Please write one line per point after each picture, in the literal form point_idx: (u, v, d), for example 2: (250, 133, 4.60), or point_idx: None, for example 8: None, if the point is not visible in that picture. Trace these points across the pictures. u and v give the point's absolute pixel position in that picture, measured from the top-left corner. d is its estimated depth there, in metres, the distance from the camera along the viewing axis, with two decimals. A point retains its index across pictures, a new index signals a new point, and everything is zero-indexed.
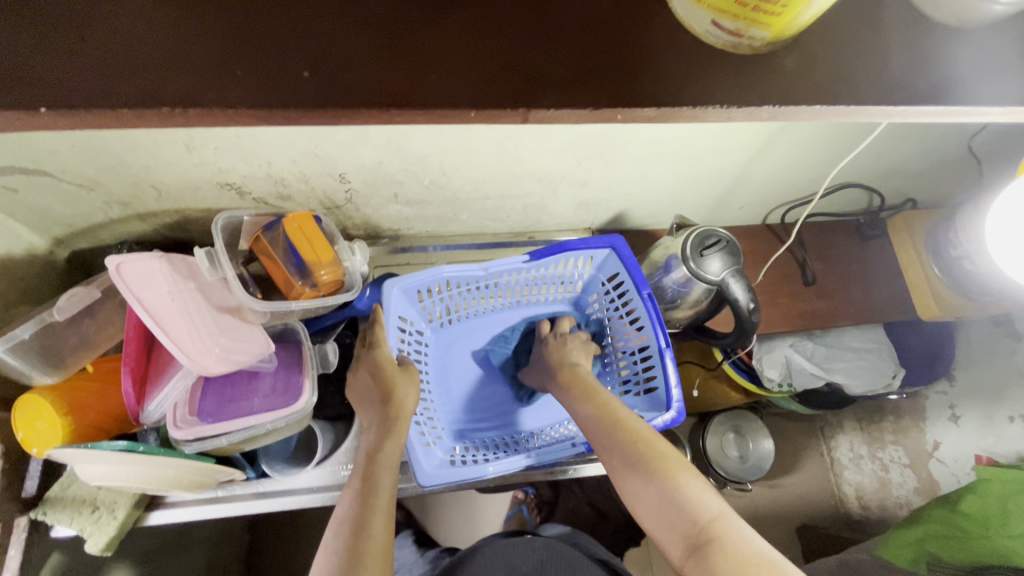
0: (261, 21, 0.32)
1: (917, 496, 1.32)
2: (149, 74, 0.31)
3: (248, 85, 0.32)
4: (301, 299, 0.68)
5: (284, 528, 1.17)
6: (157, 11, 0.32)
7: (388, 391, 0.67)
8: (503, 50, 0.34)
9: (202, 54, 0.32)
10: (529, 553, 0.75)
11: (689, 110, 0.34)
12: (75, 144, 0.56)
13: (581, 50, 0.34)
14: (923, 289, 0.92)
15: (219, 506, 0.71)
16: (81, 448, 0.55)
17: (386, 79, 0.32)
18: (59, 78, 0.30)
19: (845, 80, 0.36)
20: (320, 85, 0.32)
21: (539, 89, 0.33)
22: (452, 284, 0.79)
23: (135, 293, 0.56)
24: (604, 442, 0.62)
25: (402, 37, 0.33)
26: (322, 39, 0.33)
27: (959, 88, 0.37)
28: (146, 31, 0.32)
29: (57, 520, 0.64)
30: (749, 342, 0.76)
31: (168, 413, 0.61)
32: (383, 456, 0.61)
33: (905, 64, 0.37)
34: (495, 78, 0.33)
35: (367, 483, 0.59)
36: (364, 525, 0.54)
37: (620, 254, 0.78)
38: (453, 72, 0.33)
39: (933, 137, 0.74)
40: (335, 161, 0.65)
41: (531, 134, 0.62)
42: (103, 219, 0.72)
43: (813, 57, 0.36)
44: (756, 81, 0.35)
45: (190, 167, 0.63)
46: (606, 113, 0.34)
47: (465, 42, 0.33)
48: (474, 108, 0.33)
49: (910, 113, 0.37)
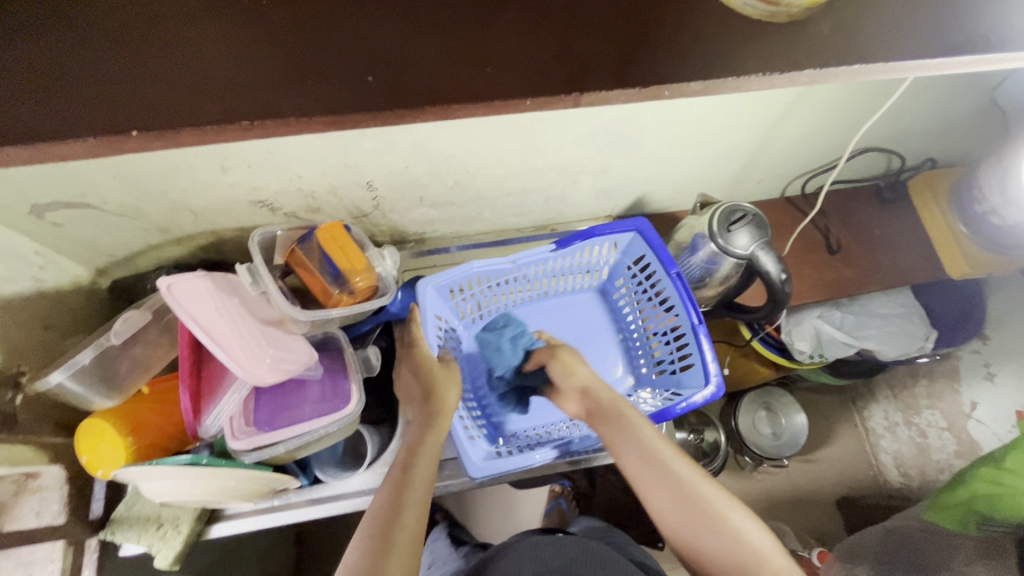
0: (315, 31, 0.34)
1: (957, 458, 1.27)
2: (220, 92, 0.33)
3: (298, 94, 0.33)
4: (339, 306, 0.70)
5: (331, 536, 1.19)
6: (217, 39, 0.34)
7: (434, 386, 0.68)
8: (551, 40, 0.35)
9: (257, 72, 0.33)
10: (558, 551, 0.74)
11: (733, 80, 0.35)
12: (117, 173, 0.58)
13: (616, 32, 0.35)
14: (950, 248, 0.91)
15: (275, 514, 0.72)
16: (149, 466, 0.58)
17: (439, 78, 0.34)
18: (147, 104, 0.32)
19: (882, 40, 0.37)
20: (382, 87, 0.34)
21: (590, 74, 0.34)
22: (482, 279, 0.81)
23: (186, 310, 0.58)
24: (661, 470, 0.62)
25: (445, 34, 0.35)
26: (367, 41, 0.34)
27: (994, 37, 0.37)
28: (215, 54, 0.33)
29: (126, 539, 0.66)
30: (782, 313, 0.76)
31: (225, 425, 0.63)
32: (427, 452, 0.62)
33: (939, 20, 0.37)
34: (546, 65, 0.34)
35: (406, 474, 0.60)
36: (397, 514, 0.55)
37: (646, 237, 0.79)
38: (503, 64, 0.34)
39: (951, 93, 0.74)
40: (362, 170, 0.67)
41: (554, 123, 0.64)
42: (142, 245, 0.74)
43: (847, 20, 0.37)
44: (794, 45, 0.36)
45: (225, 188, 0.65)
46: (650, 91, 0.34)
47: (503, 36, 0.35)
48: (530, 96, 0.34)
49: (951, 63, 0.37)
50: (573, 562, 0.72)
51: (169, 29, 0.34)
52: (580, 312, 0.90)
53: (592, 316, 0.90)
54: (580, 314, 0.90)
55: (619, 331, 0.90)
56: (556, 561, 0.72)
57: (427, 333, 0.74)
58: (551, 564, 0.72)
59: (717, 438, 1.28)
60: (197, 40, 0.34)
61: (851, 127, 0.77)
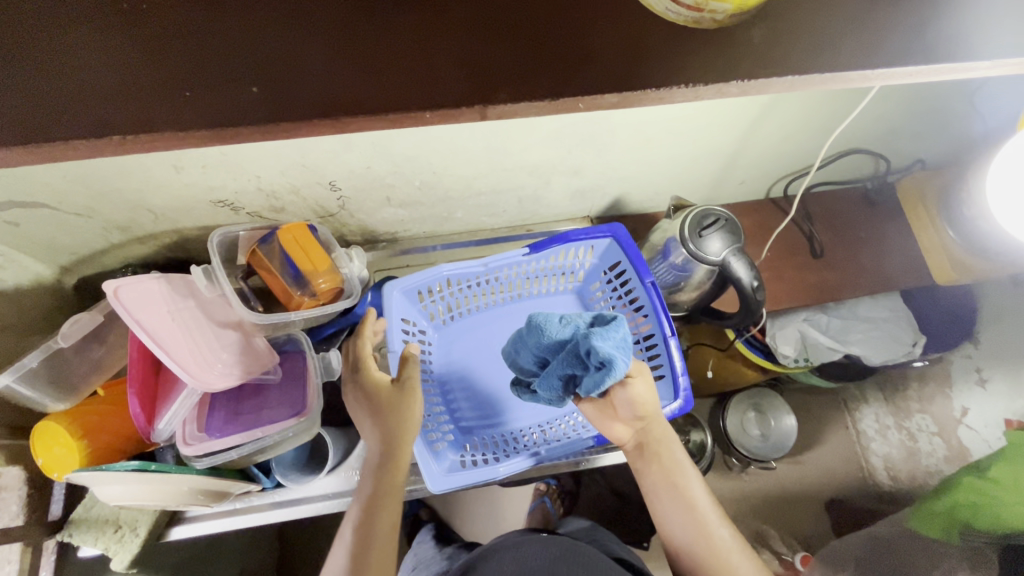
0: (218, 41, 0.35)
1: (946, 465, 1.26)
2: (121, 99, 0.34)
3: (187, 107, 0.35)
4: (300, 310, 0.69)
5: (313, 533, 1.19)
6: (118, 48, 0.35)
7: (394, 413, 0.63)
8: (453, 48, 0.36)
9: (146, 79, 0.35)
10: (541, 551, 0.68)
11: (656, 91, 0.36)
12: (66, 174, 0.56)
13: (526, 42, 0.36)
14: (936, 251, 0.89)
15: (237, 517, 0.72)
16: (97, 470, 0.57)
17: (365, 86, 0.35)
18: (85, 114, 0.34)
19: (815, 49, 0.37)
20: (265, 97, 0.35)
21: (493, 87, 0.35)
22: (452, 282, 0.79)
23: (133, 315, 0.57)
24: (689, 514, 0.66)
25: (350, 38, 0.36)
26: (272, 49, 0.36)
27: (934, 49, 0.38)
28: (143, 64, 0.35)
29: (84, 541, 0.66)
30: (758, 319, 0.74)
31: (177, 429, 0.63)
32: (393, 486, 0.61)
33: (877, 32, 0.38)
34: (451, 76, 0.36)
35: (376, 513, 0.59)
36: (366, 559, 0.56)
37: (619, 241, 0.77)
38: (403, 73, 0.36)
39: (937, 96, 0.71)
40: (322, 170, 0.65)
41: (520, 127, 0.62)
42: (105, 244, 0.73)
43: (777, 29, 0.38)
44: (723, 54, 0.37)
45: (181, 188, 0.64)
46: (566, 103, 0.36)
47: (404, 44, 0.36)
48: (427, 109, 0.35)
49: (892, 74, 0.38)
50: (558, 559, 0.66)
51: (104, 43, 0.35)
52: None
53: None
54: None
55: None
56: (538, 560, 0.66)
57: (391, 338, 0.73)
58: (533, 564, 0.65)
59: (704, 440, 1.26)
60: (128, 50, 0.35)
61: (833, 129, 0.74)
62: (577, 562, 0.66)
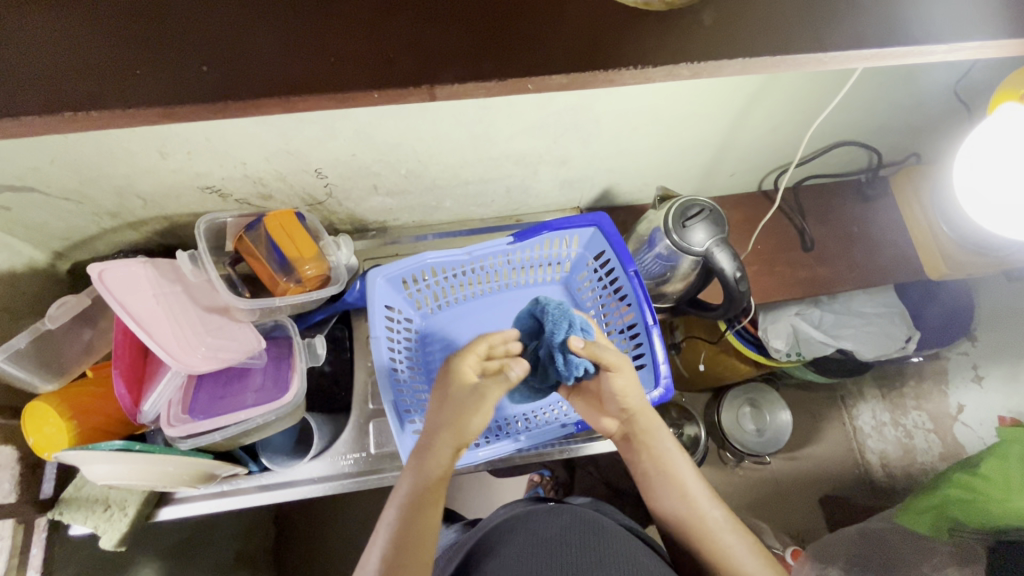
0: (184, 24, 0.37)
1: (941, 463, 1.26)
2: (91, 77, 0.36)
3: (150, 86, 0.37)
4: (286, 295, 0.70)
5: (309, 519, 1.20)
6: (89, 32, 0.37)
7: (456, 407, 0.60)
8: (404, 30, 0.38)
9: (104, 60, 0.37)
10: (550, 521, 0.65)
11: (603, 74, 0.38)
12: (53, 158, 0.57)
13: (478, 25, 0.38)
14: (928, 246, 0.88)
15: (224, 500, 0.73)
16: (84, 450, 0.57)
17: (323, 71, 0.37)
18: (64, 89, 0.36)
19: (764, 30, 0.38)
20: (216, 77, 0.37)
21: (441, 69, 0.37)
22: (438, 270, 0.79)
23: (117, 298, 0.58)
24: (678, 496, 0.67)
25: (305, 22, 0.38)
26: (233, 35, 0.38)
27: (888, 29, 0.39)
28: (116, 45, 0.37)
29: (73, 519, 0.67)
30: (742, 310, 0.74)
31: (162, 411, 0.64)
32: (437, 475, 0.59)
33: (829, 14, 0.39)
34: (402, 57, 0.38)
35: (420, 502, 0.57)
36: (408, 551, 0.54)
37: (605, 231, 0.78)
38: (354, 54, 0.37)
39: (928, 87, 0.71)
40: (307, 157, 0.65)
41: (502, 114, 0.62)
42: (96, 230, 0.74)
43: (727, 10, 0.39)
44: (671, 35, 0.38)
45: (168, 174, 0.65)
46: (514, 84, 0.38)
47: (356, 26, 0.38)
48: (378, 90, 0.37)
49: (846, 58, 0.38)
50: (565, 533, 0.64)
51: (79, 25, 0.37)
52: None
53: None
54: None
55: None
56: (547, 532, 0.64)
57: (374, 324, 0.74)
58: (542, 535, 0.63)
59: (697, 433, 1.26)
60: (102, 31, 0.37)
61: (823, 119, 0.74)
62: (587, 534, 0.64)
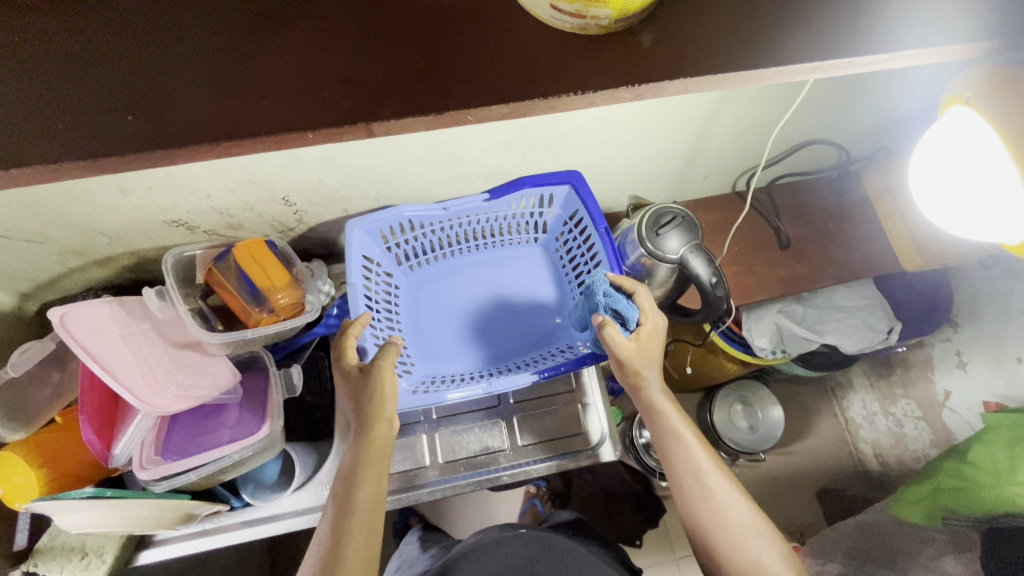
0: (120, 78, 0.38)
1: (932, 449, 1.21)
2: (21, 130, 0.36)
3: (85, 137, 0.37)
4: (259, 326, 0.69)
5: (301, 547, 1.17)
6: (16, 90, 0.37)
7: (371, 386, 0.63)
8: (338, 65, 0.38)
9: (35, 111, 0.37)
10: (520, 550, 0.65)
11: (546, 100, 0.38)
12: (7, 203, 0.56)
13: (415, 59, 0.38)
14: (903, 239, 0.88)
15: (207, 538, 0.72)
16: (54, 499, 0.55)
17: (259, 113, 0.37)
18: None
19: (704, 50, 0.38)
20: (151, 124, 0.37)
21: (379, 104, 0.37)
22: (416, 225, 0.77)
23: (81, 341, 0.57)
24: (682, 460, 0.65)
25: (240, 68, 0.38)
26: (173, 82, 0.38)
27: (823, 44, 0.39)
28: (53, 101, 0.37)
29: (48, 570, 0.64)
30: (721, 315, 0.74)
31: (135, 454, 0.63)
32: (378, 446, 0.61)
33: (763, 30, 0.39)
34: (340, 94, 0.37)
35: (347, 514, 0.58)
36: (346, 521, 0.58)
37: (580, 191, 0.74)
38: (290, 93, 0.37)
39: (886, 87, 0.71)
40: (273, 186, 0.65)
41: (467, 135, 0.61)
42: (63, 270, 0.72)
43: (666, 31, 0.39)
44: (609, 58, 0.39)
45: (131, 211, 0.64)
46: (454, 115, 0.37)
47: (294, 66, 0.38)
48: (316, 129, 0.37)
49: (787, 72, 0.38)
50: (538, 562, 0.63)
51: (6, 82, 0.37)
52: (521, 266, 0.86)
53: (530, 271, 0.86)
54: (520, 269, 0.86)
55: (554, 287, 0.85)
56: (519, 563, 0.63)
57: (352, 272, 0.72)
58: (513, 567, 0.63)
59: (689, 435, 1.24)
60: (31, 89, 0.37)
61: (789, 122, 0.74)
62: (556, 561, 0.64)
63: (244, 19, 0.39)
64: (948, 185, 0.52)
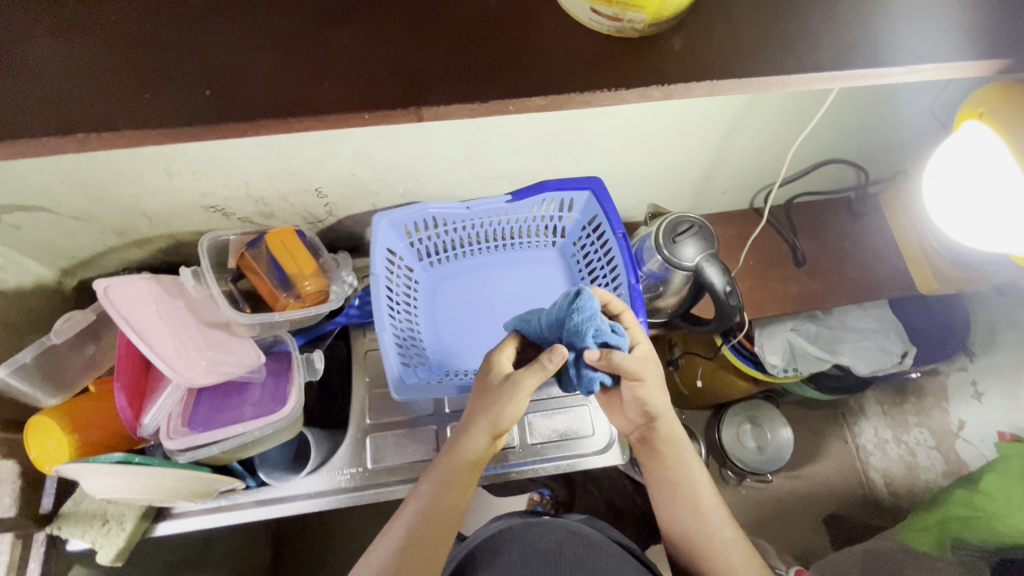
0: (189, 55, 0.41)
1: (944, 479, 1.19)
2: (101, 98, 0.40)
3: (159, 107, 0.40)
4: (287, 310, 0.72)
5: (305, 537, 1.19)
6: (99, 64, 0.40)
7: (495, 397, 0.61)
8: (387, 56, 0.41)
9: (117, 83, 0.40)
10: (550, 533, 0.66)
11: (580, 95, 0.40)
12: (63, 178, 0.59)
13: (459, 52, 0.41)
14: (920, 263, 0.89)
15: (222, 514, 0.73)
16: (83, 463, 0.58)
17: (313, 93, 0.40)
18: (77, 111, 0.39)
19: (733, 56, 0.41)
20: (218, 98, 0.40)
21: (426, 91, 0.40)
22: (439, 222, 0.80)
23: (122, 312, 0.60)
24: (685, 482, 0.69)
25: (297, 54, 0.41)
26: (235, 63, 0.41)
27: (846, 52, 0.41)
28: (129, 77, 0.40)
29: (72, 534, 0.67)
30: (733, 325, 0.76)
31: (162, 424, 0.65)
32: (472, 458, 0.62)
33: (788, 37, 0.41)
34: (388, 81, 0.40)
35: (429, 520, 0.58)
36: (426, 528, 0.57)
37: (599, 196, 0.76)
38: (343, 81, 0.40)
39: (905, 108, 0.73)
40: (308, 177, 0.68)
41: (496, 135, 0.64)
42: (103, 248, 0.76)
43: (696, 36, 0.41)
44: (642, 59, 0.41)
45: (174, 194, 0.67)
46: (495, 105, 0.40)
47: (346, 54, 0.41)
48: (368, 111, 0.40)
49: (811, 79, 0.40)
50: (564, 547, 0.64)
51: (89, 53, 0.40)
52: (537, 268, 0.88)
53: (546, 273, 0.87)
54: (537, 271, 0.87)
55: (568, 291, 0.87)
56: (547, 544, 0.64)
57: (375, 263, 0.75)
58: (541, 546, 0.64)
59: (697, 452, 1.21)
60: (114, 65, 0.41)
61: (809, 139, 0.76)
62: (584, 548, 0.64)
63: (302, 10, 0.42)
64: (964, 205, 0.53)
